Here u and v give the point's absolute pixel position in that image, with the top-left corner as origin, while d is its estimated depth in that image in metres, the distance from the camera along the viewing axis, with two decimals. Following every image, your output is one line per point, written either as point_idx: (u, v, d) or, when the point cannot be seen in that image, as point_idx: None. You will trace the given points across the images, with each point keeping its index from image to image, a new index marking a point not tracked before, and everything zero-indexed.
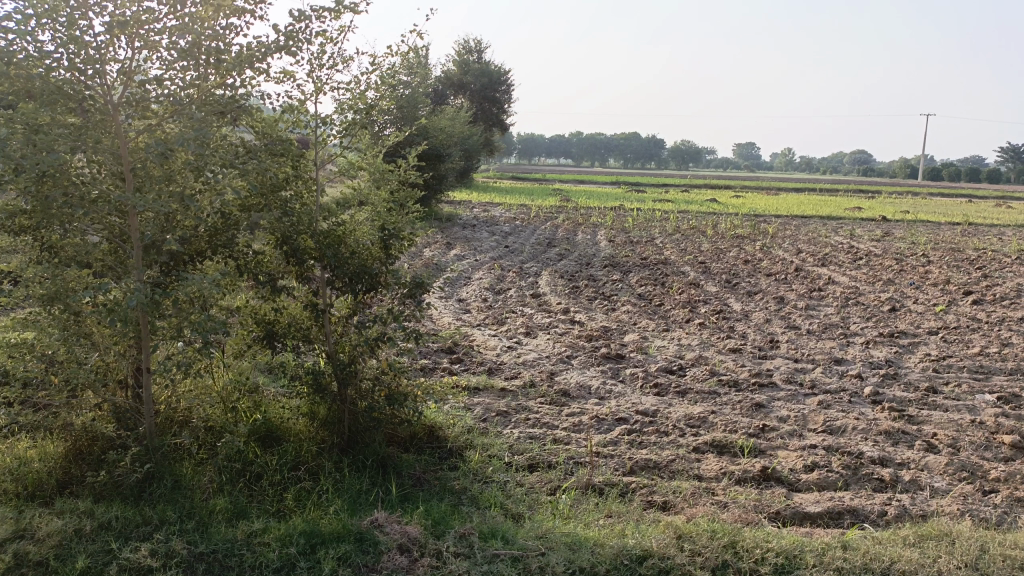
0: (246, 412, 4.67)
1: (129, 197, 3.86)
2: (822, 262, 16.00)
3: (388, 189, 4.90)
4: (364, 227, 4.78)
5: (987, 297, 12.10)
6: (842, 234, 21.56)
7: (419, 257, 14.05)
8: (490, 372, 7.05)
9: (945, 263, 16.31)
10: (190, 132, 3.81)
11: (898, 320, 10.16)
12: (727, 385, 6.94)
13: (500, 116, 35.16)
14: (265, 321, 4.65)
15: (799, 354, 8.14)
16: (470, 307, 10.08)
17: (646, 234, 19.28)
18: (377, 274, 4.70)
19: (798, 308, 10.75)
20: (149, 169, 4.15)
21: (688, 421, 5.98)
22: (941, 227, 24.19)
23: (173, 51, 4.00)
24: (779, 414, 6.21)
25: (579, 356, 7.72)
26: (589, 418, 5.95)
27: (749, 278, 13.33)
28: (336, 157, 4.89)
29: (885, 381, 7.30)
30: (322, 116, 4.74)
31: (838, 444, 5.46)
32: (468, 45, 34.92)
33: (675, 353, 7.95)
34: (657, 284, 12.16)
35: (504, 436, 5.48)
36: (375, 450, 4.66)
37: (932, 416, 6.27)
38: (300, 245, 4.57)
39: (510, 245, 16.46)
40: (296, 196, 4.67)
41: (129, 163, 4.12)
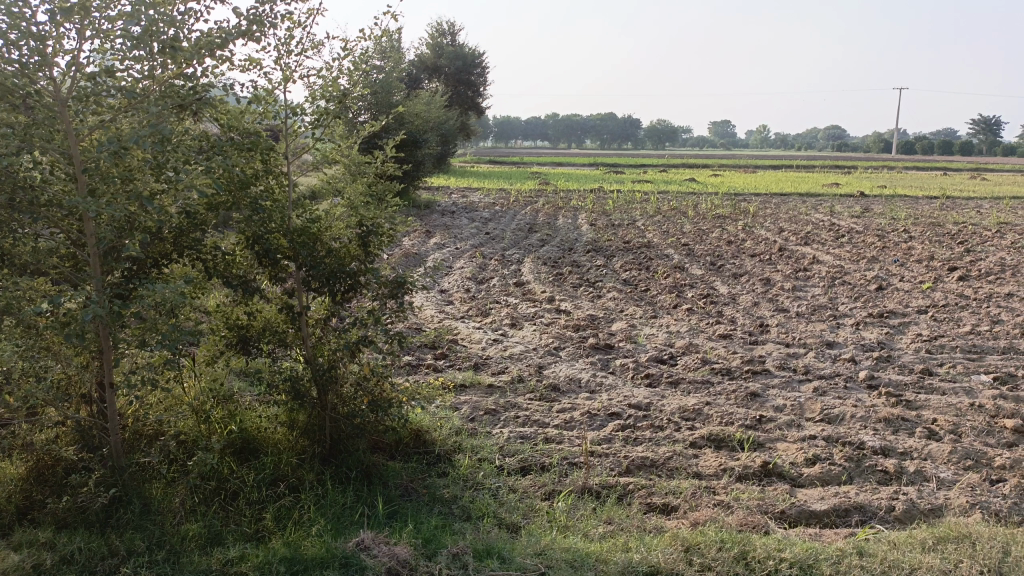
0: (221, 423, 4.42)
1: (81, 202, 3.57)
2: (805, 241, 15.91)
3: (365, 182, 4.64)
4: (341, 222, 4.52)
5: (972, 272, 12.04)
6: (823, 212, 21.49)
7: (399, 246, 13.76)
8: (476, 367, 6.82)
9: (927, 238, 16.28)
10: (143, 130, 3.55)
11: (886, 300, 10.04)
12: (720, 374, 6.76)
13: (476, 99, 34.73)
14: (238, 326, 4.40)
15: (790, 339, 7.99)
16: (453, 298, 9.83)
17: (627, 216, 19.09)
18: (356, 272, 4.44)
19: (785, 289, 10.61)
20: (102, 170, 3.85)
21: (682, 414, 5.79)
22: (920, 202, 24.22)
23: (125, 39, 3.68)
24: (775, 403, 6.04)
25: (567, 347, 7.51)
26: (581, 414, 5.74)
27: (733, 260, 13.17)
28: (309, 149, 4.63)
29: (879, 364, 7.17)
30: (293, 106, 4.48)
31: (838, 435, 5.31)
32: (441, 27, 34.40)
33: (664, 341, 7.76)
34: (642, 269, 11.97)
35: (494, 437, 5.25)
36: (358, 459, 4.41)
37: (930, 400, 6.14)
38: (272, 245, 4.30)
39: (490, 231, 16.18)
40: (266, 191, 4.40)
41: (81, 163, 3.83)
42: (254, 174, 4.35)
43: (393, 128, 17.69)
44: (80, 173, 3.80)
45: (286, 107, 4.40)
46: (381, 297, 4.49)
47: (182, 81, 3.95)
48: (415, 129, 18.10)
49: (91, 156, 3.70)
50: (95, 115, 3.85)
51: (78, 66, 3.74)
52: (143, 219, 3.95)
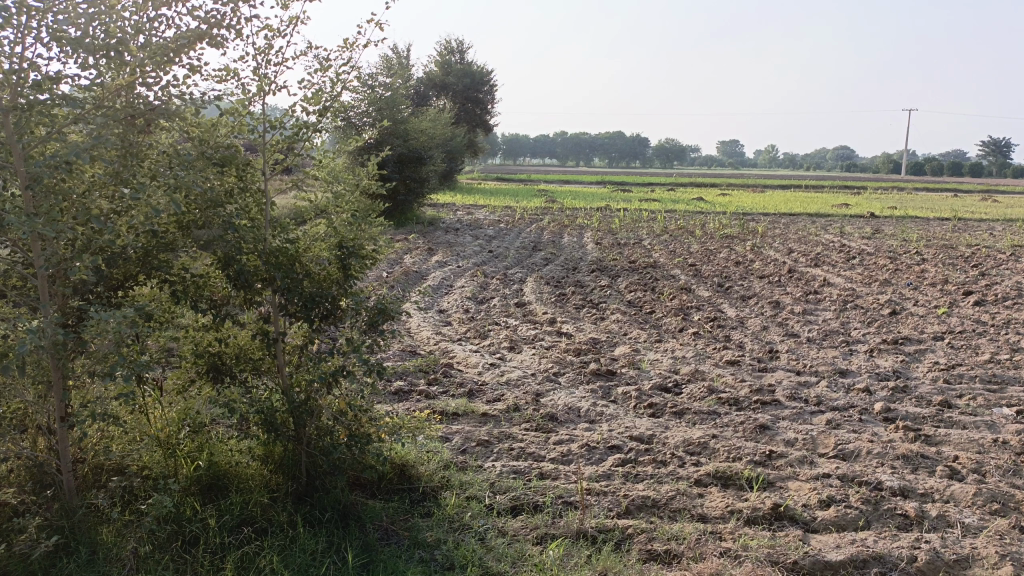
0: (188, 458, 4.16)
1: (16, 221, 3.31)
2: (814, 262, 15.56)
3: (349, 201, 4.38)
4: (321, 242, 4.26)
5: (988, 297, 11.66)
6: (833, 232, 21.16)
7: (399, 264, 13.49)
8: (470, 394, 6.50)
9: (940, 261, 15.91)
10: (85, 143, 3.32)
11: (900, 325, 9.69)
12: (727, 404, 6.42)
13: (483, 117, 34.55)
14: (209, 353, 4.13)
15: (801, 366, 7.64)
16: (452, 319, 9.53)
17: (634, 235, 18.80)
18: (335, 297, 4.16)
19: (795, 313, 10.26)
20: (48, 184, 3.60)
21: (687, 447, 5.46)
22: (931, 223, 23.85)
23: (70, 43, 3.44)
24: (785, 437, 5.70)
25: (567, 373, 7.18)
26: (579, 447, 5.41)
27: (741, 281, 12.84)
28: (288, 163, 4.37)
29: (895, 395, 6.82)
30: (271, 118, 4.23)
31: (853, 474, 4.96)
32: (450, 44, 34.43)
33: (669, 367, 7.43)
34: (647, 290, 11.66)
35: (485, 472, 4.93)
36: (336, 498, 4.07)
37: (951, 435, 5.78)
38: (243, 267, 3.98)
39: (493, 250, 15.90)
40: (241, 210, 4.14)
41: (28, 178, 3.56)
42: (227, 190, 4.09)
43: (397, 144, 17.50)
44: (24, 189, 3.55)
45: (264, 121, 4.14)
46: (362, 324, 4.21)
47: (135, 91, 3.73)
48: (419, 146, 17.92)
49: (31, 171, 3.47)
50: (43, 128, 3.60)
51: (24, 75, 3.51)
52: (99, 240, 3.71)
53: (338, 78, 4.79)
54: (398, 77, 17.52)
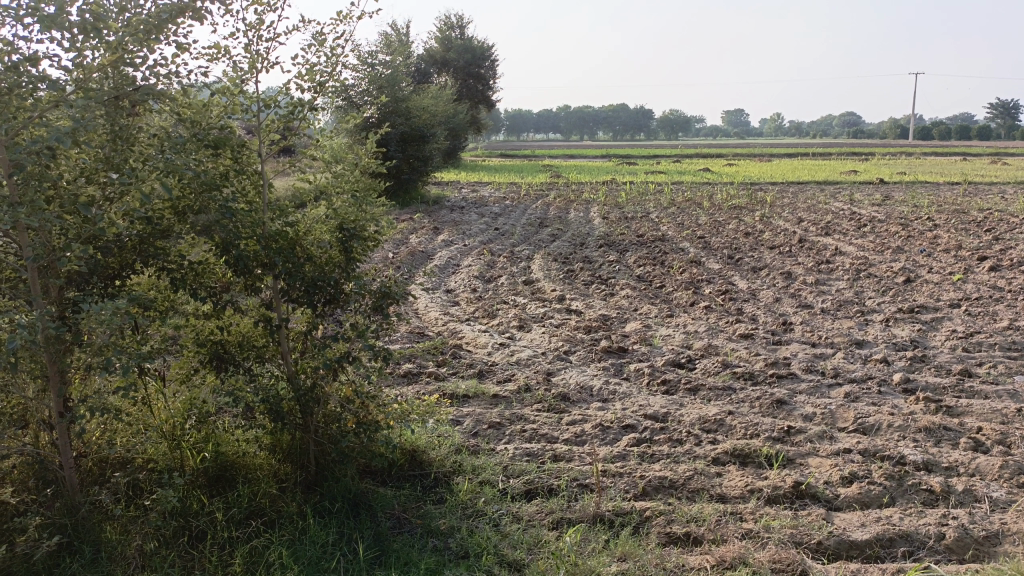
0: (194, 450, 4.05)
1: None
2: (825, 231, 15.34)
3: (348, 181, 4.24)
4: (321, 225, 4.14)
5: (1004, 262, 11.45)
6: (842, 200, 20.89)
7: (405, 245, 13.37)
8: (480, 375, 6.39)
9: (953, 227, 15.67)
10: (66, 126, 3.18)
11: (916, 293, 9.51)
12: (742, 379, 6.29)
13: (486, 92, 34.15)
14: (210, 342, 4.03)
15: (816, 338, 7.50)
16: (459, 298, 9.41)
17: (640, 208, 18.60)
18: (338, 281, 4.05)
19: (808, 283, 10.09)
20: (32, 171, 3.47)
21: (703, 425, 5.34)
22: (942, 188, 23.54)
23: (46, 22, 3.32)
24: (803, 411, 5.57)
25: (578, 351, 7.07)
26: (593, 427, 5.30)
27: (751, 252, 12.65)
28: (284, 144, 4.24)
29: (913, 365, 6.68)
30: (265, 97, 4.10)
31: (875, 448, 4.85)
32: (449, 20, 34.00)
33: (681, 343, 7.30)
34: (656, 264, 11.50)
35: (497, 456, 4.83)
36: (346, 486, 4.06)
37: (973, 405, 5.65)
38: (242, 252, 3.86)
39: (499, 227, 15.74)
40: (238, 193, 4.02)
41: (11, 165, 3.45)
42: (223, 173, 3.96)
43: (398, 123, 17.29)
44: (7, 177, 3.43)
45: (259, 100, 4.01)
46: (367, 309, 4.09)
47: (118, 71, 3.61)
48: (422, 124, 17.71)
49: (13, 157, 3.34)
50: (23, 112, 3.46)
51: (2, 58, 3.37)
52: (90, 227, 3.58)
53: (333, 53, 4.63)
54: (397, 55, 17.27)
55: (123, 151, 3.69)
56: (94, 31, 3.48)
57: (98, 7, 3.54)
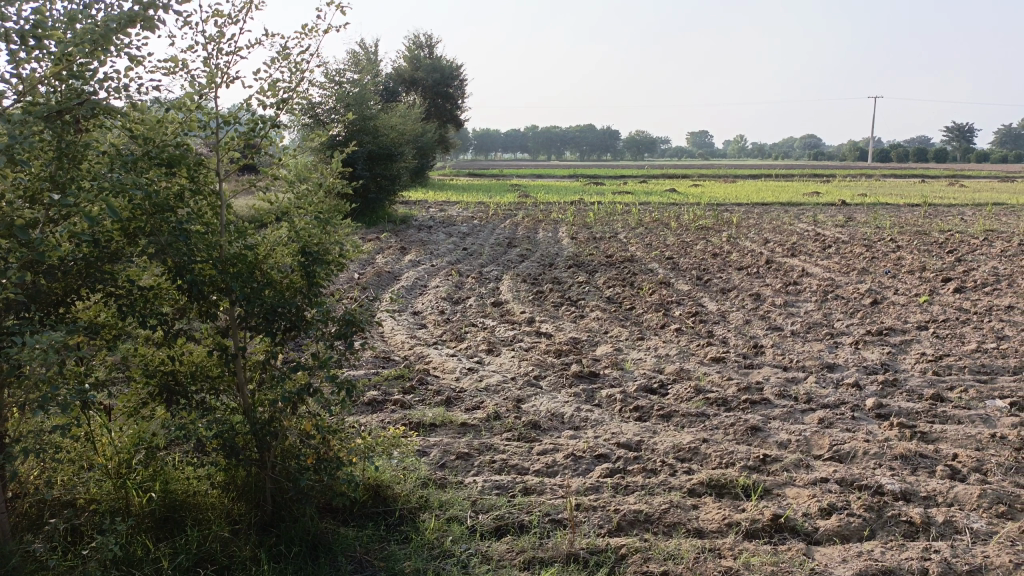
0: (140, 489, 3.82)
1: None
2: (791, 252, 15.44)
3: (311, 202, 4.04)
4: (283, 247, 3.92)
5: (967, 283, 11.57)
6: (807, 221, 21.12)
7: (371, 265, 13.13)
8: (448, 403, 6.19)
9: (915, 248, 15.87)
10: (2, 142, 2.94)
11: (883, 315, 9.53)
12: (715, 404, 6.17)
13: (454, 112, 34.10)
14: (161, 372, 3.79)
15: (788, 361, 7.43)
16: (426, 321, 9.21)
17: (609, 228, 18.58)
18: (299, 308, 3.83)
19: (777, 305, 10.07)
20: None
21: (677, 454, 5.20)
22: (902, 210, 23.96)
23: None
24: (778, 438, 5.46)
25: (548, 376, 6.90)
26: (565, 457, 5.13)
27: (720, 273, 12.64)
28: (244, 162, 4.03)
29: (885, 389, 6.63)
30: (224, 113, 3.89)
31: (852, 477, 4.75)
32: (417, 39, 33.98)
33: (653, 367, 7.17)
34: (626, 285, 11.41)
35: (466, 489, 4.63)
36: (305, 526, 3.83)
37: (947, 431, 5.60)
38: (196, 278, 3.63)
39: (467, 247, 15.58)
40: (194, 214, 3.79)
41: None
42: (177, 193, 3.73)
43: (366, 141, 17.10)
44: None
45: (218, 115, 3.78)
46: (329, 336, 3.87)
47: (63, 84, 3.37)
48: (389, 142, 17.53)
49: None
50: None
51: None
52: (31, 253, 3.27)
53: (297, 69, 4.44)
54: (365, 73, 17.11)
55: (68, 169, 3.44)
56: (36, 41, 3.25)
57: (42, 17, 3.26)
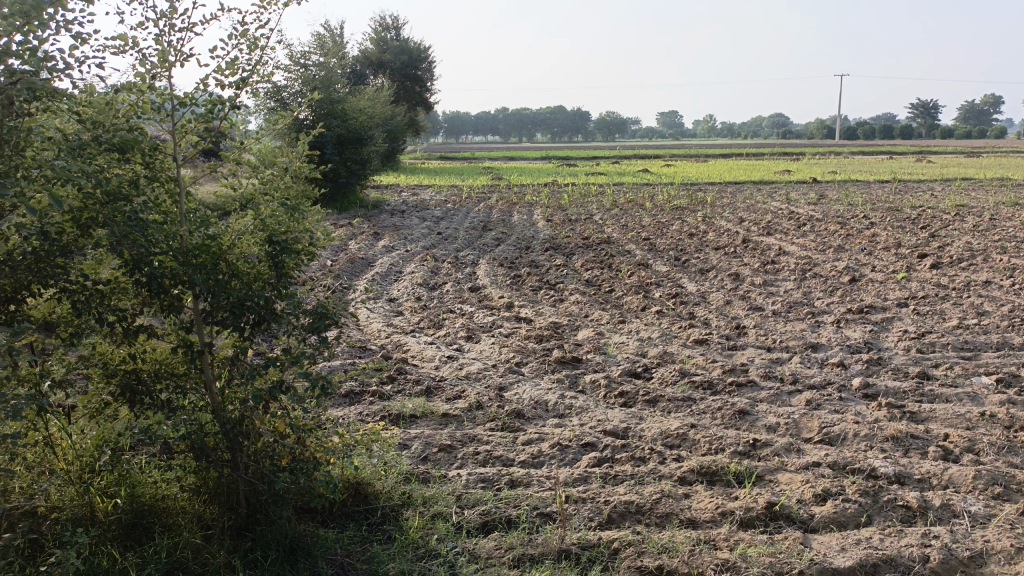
0: (105, 496, 3.60)
1: None
2: (767, 231, 15.40)
3: (275, 188, 3.86)
4: (249, 236, 3.69)
5: (943, 259, 11.59)
6: (780, 199, 21.13)
7: (343, 252, 12.83)
8: (428, 393, 6.01)
9: (889, 224, 15.91)
10: None
11: (863, 293, 9.48)
12: (701, 388, 6.05)
13: (424, 94, 33.61)
14: (122, 371, 3.58)
15: (771, 341, 7.34)
16: (403, 308, 8.98)
17: (584, 210, 18.41)
18: (269, 300, 3.59)
19: (756, 285, 9.99)
20: None
21: (665, 440, 5.07)
22: (873, 186, 24.12)
23: None
24: (767, 422, 5.36)
25: (530, 362, 6.74)
26: (551, 447, 4.98)
27: (698, 254, 12.54)
28: (203, 147, 3.82)
29: (871, 369, 6.57)
30: (180, 94, 3.68)
31: (844, 461, 4.67)
32: (384, 20, 33.41)
33: (636, 351, 7.04)
34: (604, 267, 11.27)
35: (450, 484, 4.46)
36: (283, 530, 3.63)
37: (936, 410, 5.54)
38: (155, 270, 3.45)
39: (441, 231, 15.33)
40: (151, 202, 3.59)
41: None
42: (132, 181, 3.53)
43: (335, 125, 16.74)
44: None
45: (173, 98, 3.61)
46: (301, 329, 3.66)
47: (0, 63, 3.15)
48: (358, 125, 17.19)
49: None
50: None
51: None
52: None
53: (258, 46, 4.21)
54: (332, 55, 16.74)
55: (12, 155, 3.22)
56: None
57: None
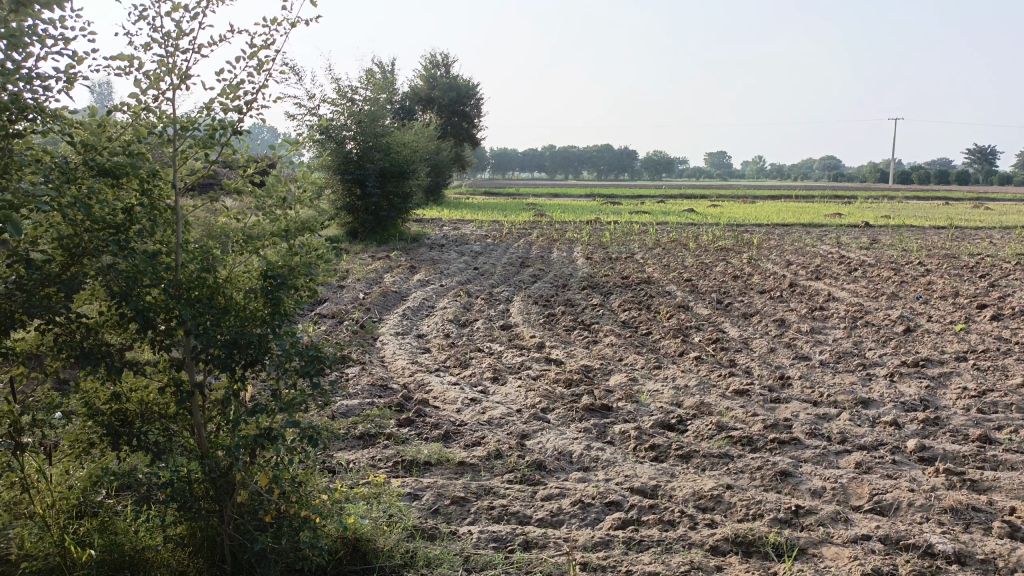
0: (81, 543, 3.36)
1: None
2: (815, 275, 14.83)
3: (276, 217, 3.59)
4: (250, 271, 3.51)
5: (1005, 311, 10.93)
6: (830, 243, 20.50)
7: (377, 285, 12.67)
8: (446, 438, 5.68)
9: (945, 272, 15.22)
10: None
11: (918, 344, 8.92)
12: (739, 444, 5.61)
13: (471, 130, 33.76)
14: (107, 410, 3.37)
15: (817, 395, 6.85)
16: (430, 345, 8.71)
17: (625, 249, 18.05)
18: (261, 340, 3.34)
19: (803, 332, 9.48)
20: None
21: (698, 501, 4.66)
22: (928, 232, 23.28)
23: None
24: (811, 485, 4.90)
25: (556, 408, 6.37)
26: (571, 504, 4.60)
27: (741, 297, 12.07)
28: (206, 174, 3.62)
29: (926, 429, 6.05)
30: (182, 118, 3.49)
31: (897, 535, 4.21)
32: (434, 57, 33.83)
33: (671, 400, 6.62)
34: (642, 309, 10.87)
35: (459, 542, 4.11)
36: None
37: (1001, 478, 5.03)
38: (142, 304, 3.21)
39: (478, 267, 15.09)
40: (147, 231, 3.38)
41: None
42: (126, 210, 3.34)
43: (377, 158, 16.75)
44: None
45: (175, 121, 3.44)
46: (294, 373, 3.39)
47: None
48: (402, 159, 17.18)
49: None
50: None
51: None
52: None
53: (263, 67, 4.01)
54: (378, 90, 16.83)
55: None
56: None
57: None
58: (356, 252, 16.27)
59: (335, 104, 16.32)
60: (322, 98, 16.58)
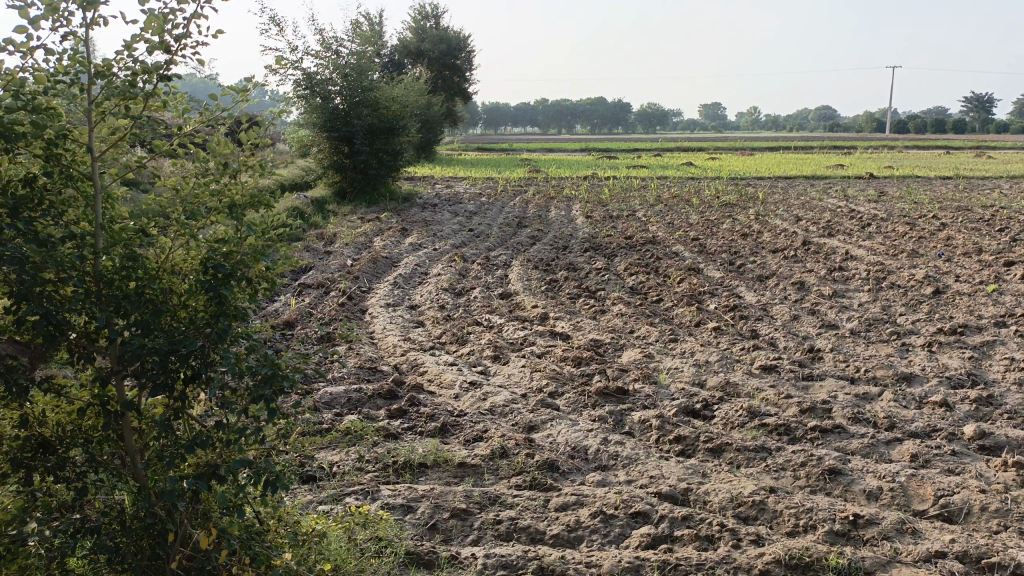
0: None
1: None
2: (828, 231, 14.11)
3: (218, 189, 2.84)
4: (188, 257, 2.76)
5: None
6: (837, 196, 19.73)
7: (367, 250, 11.92)
8: (443, 431, 5.02)
9: (962, 226, 14.52)
10: None
11: (952, 309, 8.23)
12: (776, 434, 4.95)
13: (462, 85, 32.54)
14: (16, 438, 2.65)
15: (853, 370, 6.18)
16: (424, 318, 8.00)
17: (626, 206, 17.26)
18: (202, 350, 2.60)
19: (825, 296, 8.79)
20: None
21: (738, 508, 4.01)
22: (935, 183, 22.49)
23: None
24: (866, 486, 4.25)
25: (566, 392, 5.70)
26: (591, 516, 3.94)
27: (753, 257, 11.35)
28: (131, 134, 2.84)
29: (981, 410, 5.41)
30: (94, 60, 2.70)
31: (979, 553, 3.57)
32: (423, 9, 32.50)
33: (692, 380, 5.96)
34: (650, 272, 10.16)
35: (461, 572, 3.46)
36: None
37: None
38: (46, 305, 2.47)
39: (473, 227, 14.33)
40: (54, 208, 2.62)
41: None
42: (25, 180, 2.57)
43: (365, 114, 15.81)
44: None
45: (88, 63, 2.67)
46: (244, 397, 2.66)
47: None
48: (391, 115, 16.26)
49: None
50: None
51: None
52: None
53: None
54: (364, 42, 15.87)
55: None
56: None
57: None
58: (344, 214, 15.46)
59: (319, 57, 15.40)
60: (305, 50, 15.62)
